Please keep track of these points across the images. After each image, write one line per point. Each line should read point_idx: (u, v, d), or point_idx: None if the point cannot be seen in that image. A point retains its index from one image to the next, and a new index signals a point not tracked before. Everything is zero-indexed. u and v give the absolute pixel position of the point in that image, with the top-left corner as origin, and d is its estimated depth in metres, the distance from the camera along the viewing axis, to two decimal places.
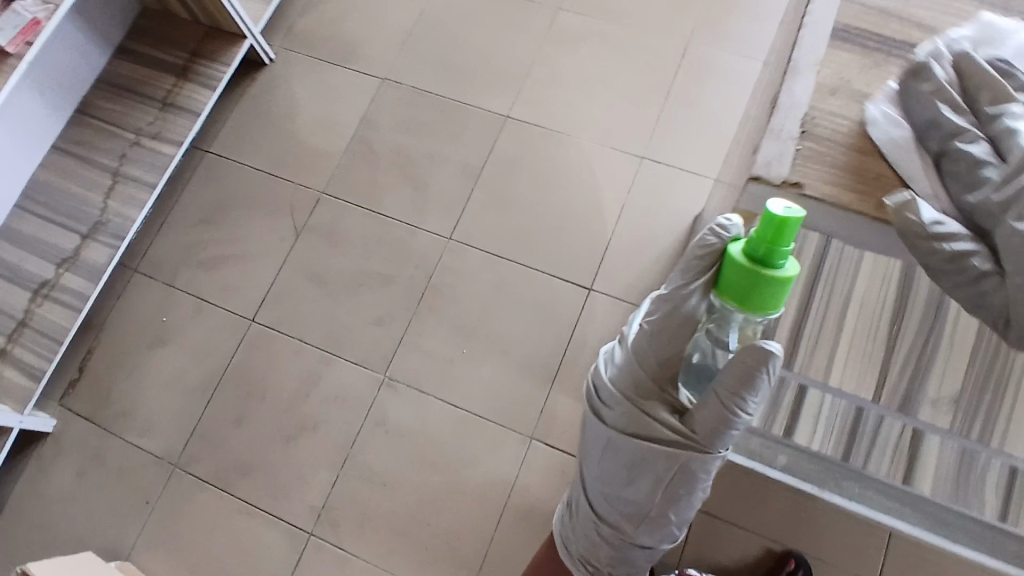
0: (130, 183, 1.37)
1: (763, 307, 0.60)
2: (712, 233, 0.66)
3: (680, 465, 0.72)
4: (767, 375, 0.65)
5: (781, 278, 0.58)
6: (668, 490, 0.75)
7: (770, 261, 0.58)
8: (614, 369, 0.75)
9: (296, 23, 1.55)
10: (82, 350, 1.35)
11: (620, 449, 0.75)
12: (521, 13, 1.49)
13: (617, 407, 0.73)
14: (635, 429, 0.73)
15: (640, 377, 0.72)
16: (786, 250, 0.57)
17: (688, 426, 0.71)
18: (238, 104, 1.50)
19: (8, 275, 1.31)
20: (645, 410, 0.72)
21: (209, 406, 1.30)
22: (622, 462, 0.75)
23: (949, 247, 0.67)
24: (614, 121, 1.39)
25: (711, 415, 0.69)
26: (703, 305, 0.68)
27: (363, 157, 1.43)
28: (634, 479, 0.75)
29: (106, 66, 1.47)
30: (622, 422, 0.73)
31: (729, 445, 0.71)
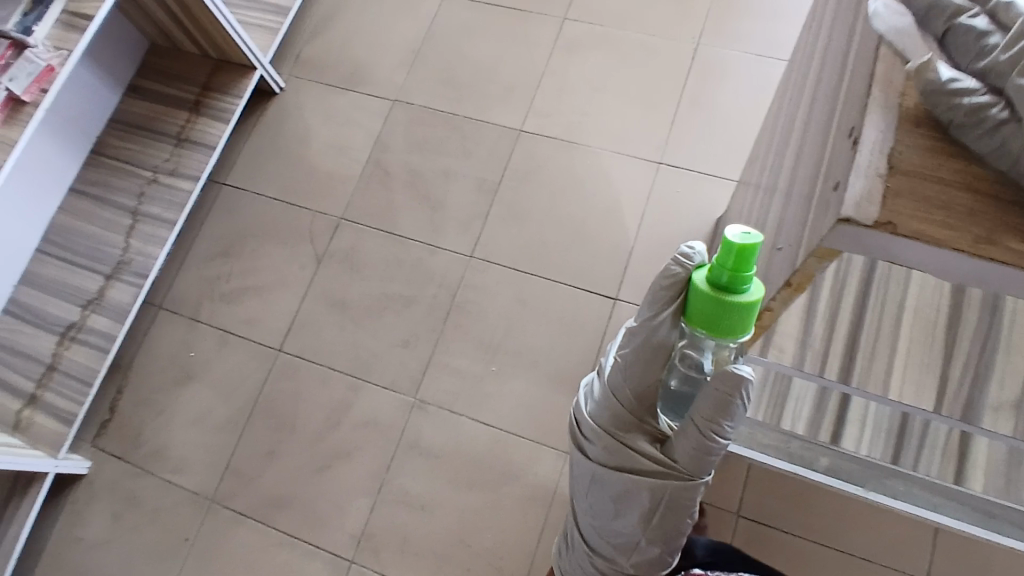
0: (150, 221, 1.37)
1: (733, 333, 0.59)
2: (676, 262, 0.64)
3: (666, 495, 0.71)
4: (743, 399, 0.63)
5: (745, 304, 0.58)
6: (658, 520, 0.74)
7: (736, 286, 0.58)
8: (594, 404, 0.75)
9: (303, 50, 1.55)
10: (113, 390, 1.35)
11: (606, 482, 0.74)
12: (528, 26, 1.49)
13: (598, 443, 0.73)
14: (619, 463, 0.72)
15: (618, 412, 0.71)
16: (748, 276, 0.57)
17: (669, 455, 0.70)
18: (250, 134, 1.50)
19: (35, 320, 1.32)
20: (626, 443, 0.72)
21: (242, 439, 1.29)
22: (614, 494, 0.75)
23: (967, 97, 0.41)
24: (628, 128, 1.39)
25: (690, 444, 0.67)
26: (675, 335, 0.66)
27: (379, 180, 1.43)
28: (622, 513, 0.75)
29: (118, 105, 1.47)
30: (607, 457, 0.73)
31: (712, 469, 0.69)
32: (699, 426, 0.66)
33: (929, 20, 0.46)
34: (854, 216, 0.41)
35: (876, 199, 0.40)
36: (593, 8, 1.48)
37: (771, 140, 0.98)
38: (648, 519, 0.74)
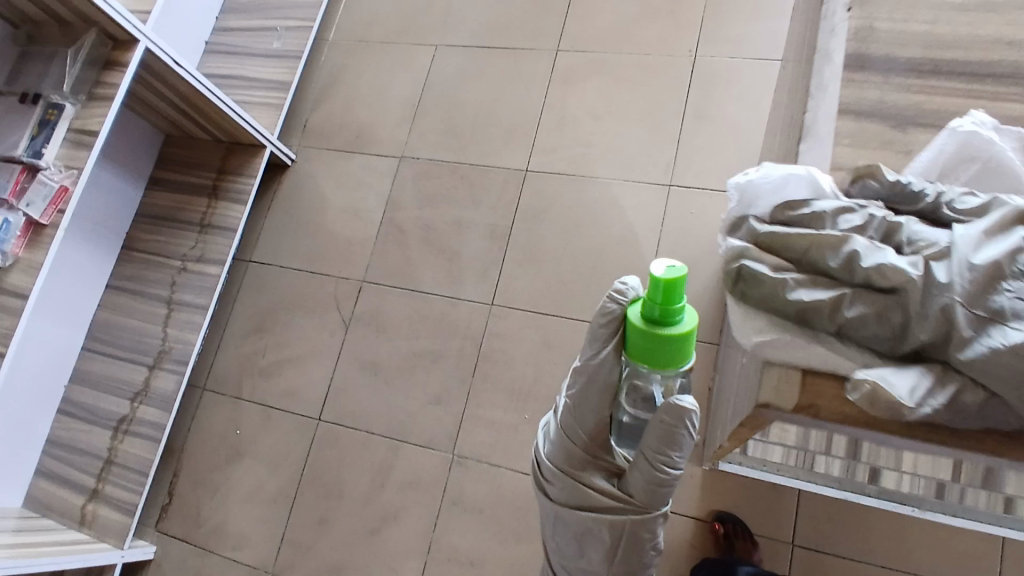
0: (184, 308, 1.43)
1: (674, 367, 0.54)
2: (611, 299, 0.59)
3: (626, 533, 0.66)
4: (689, 431, 0.58)
5: (680, 335, 0.52)
6: (624, 552, 0.69)
7: (669, 319, 0.52)
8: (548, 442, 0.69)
9: (309, 120, 1.59)
10: (168, 475, 1.41)
11: (567, 521, 0.69)
12: (521, 64, 1.49)
13: (556, 482, 0.68)
14: (575, 501, 0.67)
15: (571, 452, 0.65)
16: (679, 306, 0.51)
17: (624, 490, 0.65)
18: (269, 209, 1.55)
19: (90, 417, 1.41)
20: (581, 481, 0.66)
21: (293, 511, 1.33)
22: (577, 532, 0.70)
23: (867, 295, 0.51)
24: (634, 153, 1.36)
25: (642, 478, 0.62)
26: (619, 368, 0.60)
27: (394, 238, 1.45)
28: (585, 550, 0.71)
29: (143, 199, 1.55)
30: (565, 496, 0.68)
31: (669, 502, 0.64)
32: (646, 460, 0.60)
33: (744, 281, 0.55)
34: (772, 402, 0.51)
35: (796, 383, 0.51)
36: (584, 36, 1.46)
37: (772, 162, 0.95)
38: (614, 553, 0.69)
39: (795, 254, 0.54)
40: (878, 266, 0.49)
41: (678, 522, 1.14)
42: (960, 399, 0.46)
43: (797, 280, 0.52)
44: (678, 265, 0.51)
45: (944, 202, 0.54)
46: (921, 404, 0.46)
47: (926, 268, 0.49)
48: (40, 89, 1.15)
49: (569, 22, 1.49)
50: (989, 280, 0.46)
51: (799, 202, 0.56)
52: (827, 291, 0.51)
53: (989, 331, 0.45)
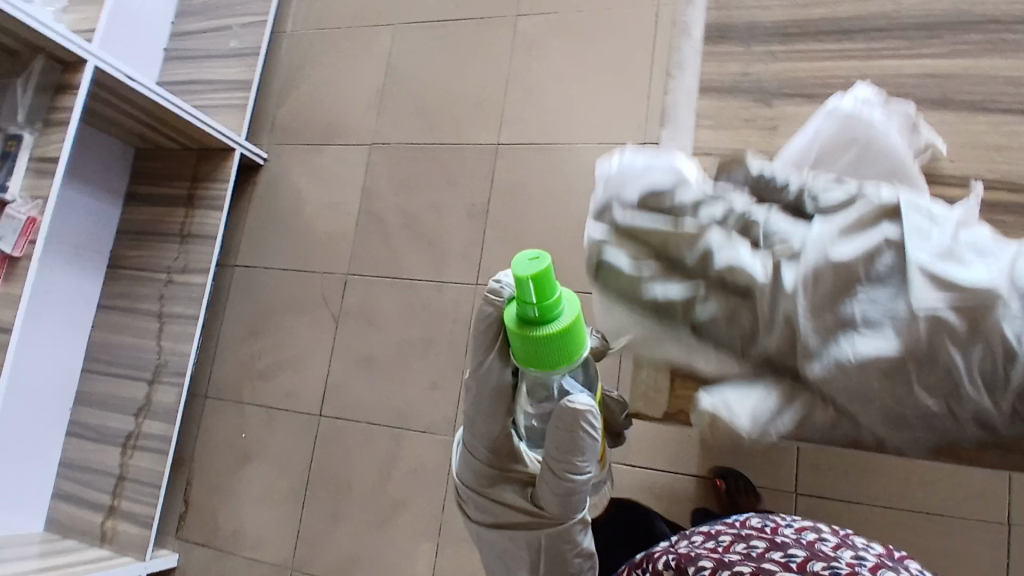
0: (175, 320, 1.43)
1: (561, 366, 0.52)
2: (488, 301, 0.57)
3: (545, 544, 0.64)
4: (589, 434, 0.56)
5: (559, 331, 0.50)
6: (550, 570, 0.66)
7: (546, 317, 0.50)
8: (458, 461, 0.66)
9: (277, 116, 1.57)
10: (181, 484, 1.44)
11: (491, 540, 0.66)
12: (482, 34, 1.45)
13: (472, 502, 0.65)
14: (490, 520, 0.65)
15: (476, 469, 0.63)
16: (553, 303, 0.49)
17: (535, 501, 0.62)
18: (248, 212, 1.54)
19: (99, 437, 1.43)
20: (493, 498, 0.64)
21: (305, 508, 1.35)
22: (500, 552, 0.67)
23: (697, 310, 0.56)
24: (605, 114, 1.33)
25: (549, 489, 0.59)
26: (511, 373, 0.59)
27: (374, 228, 1.44)
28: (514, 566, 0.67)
29: (122, 216, 1.55)
30: (481, 516, 0.65)
31: (582, 507, 0.61)
32: (550, 469, 0.58)
33: (608, 268, 0.59)
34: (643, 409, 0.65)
35: (665, 391, 0.64)
36: None
37: None
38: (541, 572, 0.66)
39: (653, 249, 0.57)
40: (730, 264, 0.54)
41: (680, 483, 1.15)
42: (810, 416, 0.54)
43: (653, 273, 0.58)
44: (542, 259, 0.48)
45: (806, 195, 0.57)
46: (770, 428, 0.54)
47: (776, 269, 0.53)
48: None
49: None
50: (842, 290, 0.50)
51: (661, 193, 0.57)
52: (680, 285, 0.57)
53: (841, 341, 0.50)
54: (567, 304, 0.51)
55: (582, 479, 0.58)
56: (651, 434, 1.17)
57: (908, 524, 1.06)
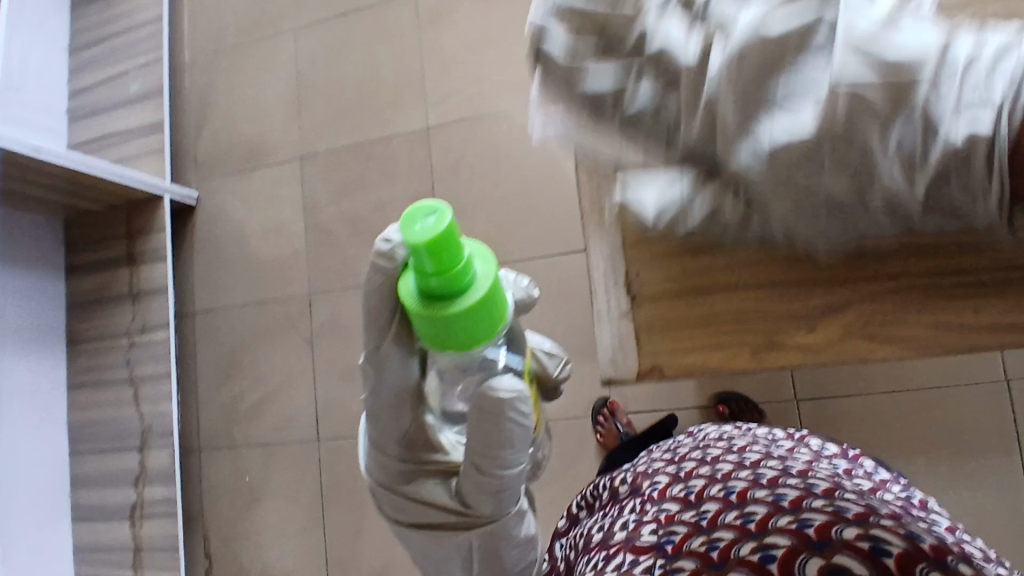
0: (148, 382, 1.39)
1: (476, 347, 0.45)
2: (381, 263, 0.49)
3: (472, 537, 0.60)
4: (518, 424, 0.51)
5: (470, 307, 0.43)
6: (483, 560, 0.64)
7: (451, 289, 0.43)
8: (368, 461, 0.62)
9: (198, 151, 1.51)
10: (199, 540, 1.42)
11: (413, 535, 0.62)
12: (385, 18, 1.40)
13: (385, 500, 0.61)
14: (409, 518, 0.61)
15: (391, 468, 0.59)
16: (459, 273, 0.42)
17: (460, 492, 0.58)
18: (194, 254, 1.49)
19: (103, 515, 1.40)
20: (412, 495, 0.60)
21: (327, 532, 1.34)
22: (427, 549, 0.64)
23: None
24: (527, 71, 1.30)
25: (473, 485, 0.56)
26: (415, 367, 0.54)
27: (324, 240, 1.40)
28: (449, 554, 0.63)
29: (68, 290, 1.49)
30: (398, 513, 0.61)
31: (512, 498, 0.58)
32: (473, 465, 0.54)
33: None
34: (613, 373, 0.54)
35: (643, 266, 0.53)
36: None
37: None
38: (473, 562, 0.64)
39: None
40: None
41: (684, 418, 1.15)
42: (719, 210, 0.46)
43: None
44: (441, 217, 0.40)
45: None
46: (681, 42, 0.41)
47: None
48: None
49: None
50: None
51: None
52: None
53: None
54: (475, 273, 0.44)
55: (510, 472, 0.55)
56: None
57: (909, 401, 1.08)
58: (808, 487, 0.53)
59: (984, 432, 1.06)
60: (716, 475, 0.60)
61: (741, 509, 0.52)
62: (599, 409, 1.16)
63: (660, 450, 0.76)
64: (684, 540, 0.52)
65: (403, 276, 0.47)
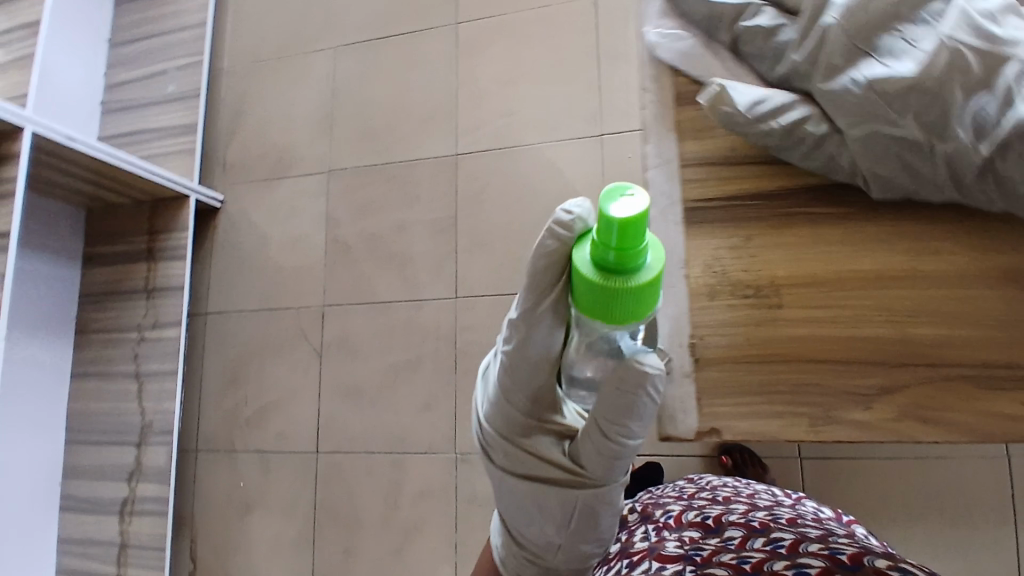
0: (154, 378, 1.40)
1: (631, 324, 0.42)
2: (556, 228, 0.46)
3: (575, 507, 0.56)
4: (651, 401, 0.47)
5: (641, 285, 0.41)
6: (578, 528, 0.57)
7: (619, 264, 0.41)
8: (487, 406, 0.57)
9: (226, 156, 1.54)
10: (186, 543, 1.41)
11: (512, 492, 0.58)
12: (423, 45, 1.43)
13: (497, 449, 0.56)
14: (520, 472, 0.56)
15: (512, 418, 0.54)
16: (640, 249, 0.40)
17: (575, 459, 0.54)
18: (212, 256, 1.51)
19: (93, 508, 1.39)
20: (528, 449, 0.55)
21: (317, 547, 1.33)
22: (516, 512, 0.59)
23: None
24: (557, 110, 1.33)
25: (593, 449, 0.52)
26: (562, 330, 0.49)
27: (342, 255, 1.41)
28: (534, 523, 0.58)
29: (83, 280, 1.50)
30: (509, 464, 0.57)
31: (626, 472, 0.54)
32: (599, 430, 0.50)
33: (717, 96, 0.50)
34: (671, 435, 0.49)
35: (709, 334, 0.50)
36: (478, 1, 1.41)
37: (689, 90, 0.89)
38: (563, 534, 0.58)
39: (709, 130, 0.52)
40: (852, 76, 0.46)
41: (686, 464, 1.16)
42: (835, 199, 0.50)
43: (760, 88, 0.49)
44: (622, 192, 0.40)
45: None
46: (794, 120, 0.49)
47: (903, 64, 0.45)
48: None
49: None
50: (957, 70, 0.43)
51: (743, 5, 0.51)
52: (785, 96, 0.49)
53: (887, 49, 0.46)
54: (649, 251, 0.42)
55: (631, 441, 0.51)
56: None
57: (907, 470, 1.09)
58: (829, 533, 0.53)
59: (982, 504, 1.06)
60: (735, 512, 0.61)
61: (768, 536, 0.53)
62: None
63: (664, 489, 0.77)
64: (712, 554, 0.52)
65: (575, 245, 0.45)
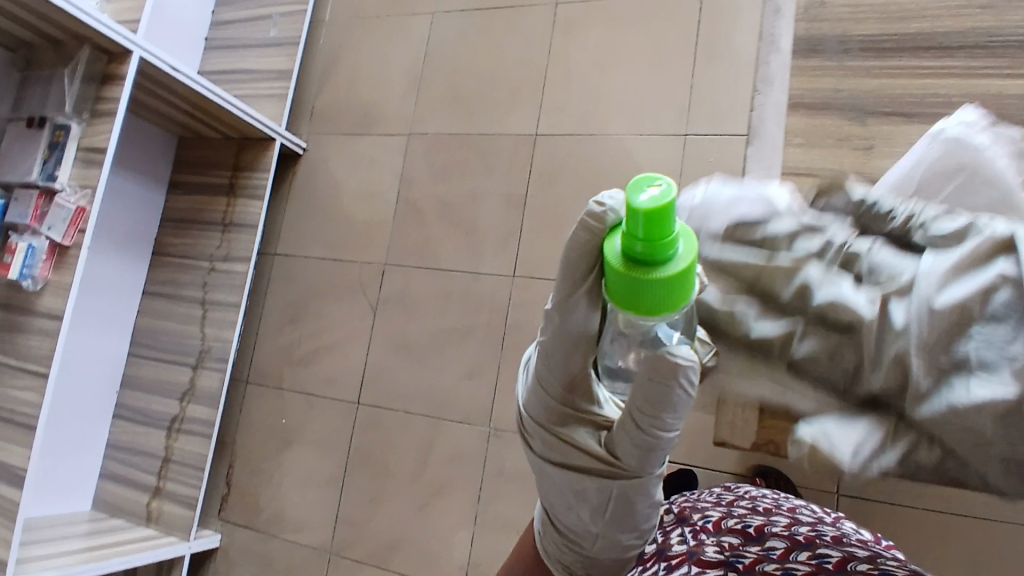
0: (217, 307, 1.46)
1: (661, 317, 0.41)
2: (591, 220, 0.46)
3: (615, 498, 0.54)
4: (685, 393, 0.45)
5: (669, 278, 0.39)
6: (613, 518, 0.56)
7: (645, 256, 0.40)
8: (525, 392, 0.57)
9: (315, 106, 1.58)
10: (224, 466, 1.48)
11: (551, 479, 0.57)
12: (521, 20, 1.43)
13: (536, 437, 0.56)
14: (557, 461, 0.55)
15: (547, 404, 0.54)
16: (669, 237, 0.39)
17: (611, 450, 0.53)
18: (288, 200, 1.56)
19: (145, 419, 1.47)
20: (565, 439, 0.54)
21: (344, 493, 1.37)
22: (555, 502, 0.58)
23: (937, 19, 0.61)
24: (645, 102, 1.31)
25: (627, 439, 0.50)
26: (599, 315, 0.50)
27: (410, 217, 1.44)
28: (575, 505, 0.57)
29: (166, 203, 1.58)
30: (546, 451, 0.56)
31: (664, 465, 0.52)
32: (635, 422, 0.48)
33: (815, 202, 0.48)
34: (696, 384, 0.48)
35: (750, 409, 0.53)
36: None
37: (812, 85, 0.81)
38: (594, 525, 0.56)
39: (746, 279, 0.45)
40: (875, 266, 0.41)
41: (719, 478, 1.14)
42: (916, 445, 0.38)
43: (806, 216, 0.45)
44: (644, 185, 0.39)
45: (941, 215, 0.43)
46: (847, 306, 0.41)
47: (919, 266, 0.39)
48: (45, 112, 1.18)
49: None
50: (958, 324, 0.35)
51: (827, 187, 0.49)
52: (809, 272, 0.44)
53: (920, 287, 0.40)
54: (681, 240, 0.41)
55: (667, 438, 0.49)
56: (689, 428, 1.17)
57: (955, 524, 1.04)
58: (878, 555, 0.52)
59: None
60: (779, 523, 0.61)
61: (814, 550, 0.52)
62: None
63: (703, 493, 0.76)
64: (755, 563, 0.52)
65: (606, 235, 0.45)
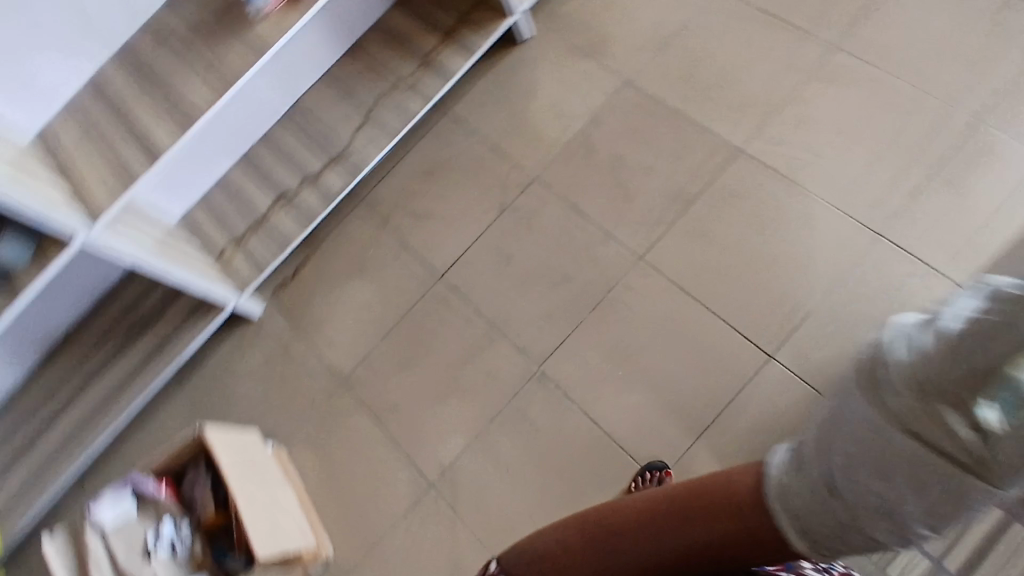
0: (376, 125, 1.48)
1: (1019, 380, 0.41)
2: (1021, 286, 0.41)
3: (953, 493, 0.44)
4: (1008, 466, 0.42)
5: None
6: (930, 509, 0.46)
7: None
8: (904, 340, 0.46)
9: (562, 6, 1.55)
10: (299, 258, 1.53)
11: (871, 430, 0.47)
12: (791, 47, 1.39)
13: (899, 385, 0.45)
14: (903, 419, 0.45)
15: (937, 363, 0.44)
16: None
17: (983, 451, 0.43)
18: (487, 72, 1.55)
19: (261, 179, 1.52)
20: (930, 408, 0.44)
21: (382, 343, 1.41)
22: (856, 456, 0.47)
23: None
24: (857, 183, 1.27)
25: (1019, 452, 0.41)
26: None
27: (582, 153, 1.42)
28: (888, 480, 0.46)
29: (385, 12, 1.58)
30: (898, 402, 0.45)
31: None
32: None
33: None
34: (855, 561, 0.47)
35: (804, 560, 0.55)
36: (869, 46, 1.36)
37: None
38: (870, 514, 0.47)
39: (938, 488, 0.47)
40: None
41: None
42: None
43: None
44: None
45: None
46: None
47: None
48: None
49: (858, 30, 1.38)
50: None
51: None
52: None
53: None
54: None
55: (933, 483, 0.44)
56: None
57: None
58: None
59: None
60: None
61: None
62: (649, 468, 1.15)
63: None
64: None
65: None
